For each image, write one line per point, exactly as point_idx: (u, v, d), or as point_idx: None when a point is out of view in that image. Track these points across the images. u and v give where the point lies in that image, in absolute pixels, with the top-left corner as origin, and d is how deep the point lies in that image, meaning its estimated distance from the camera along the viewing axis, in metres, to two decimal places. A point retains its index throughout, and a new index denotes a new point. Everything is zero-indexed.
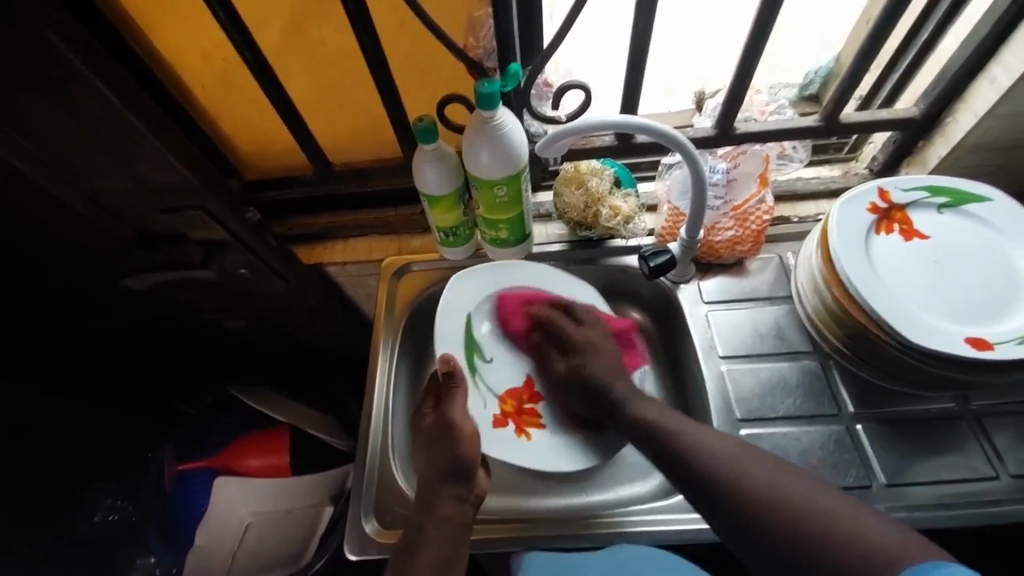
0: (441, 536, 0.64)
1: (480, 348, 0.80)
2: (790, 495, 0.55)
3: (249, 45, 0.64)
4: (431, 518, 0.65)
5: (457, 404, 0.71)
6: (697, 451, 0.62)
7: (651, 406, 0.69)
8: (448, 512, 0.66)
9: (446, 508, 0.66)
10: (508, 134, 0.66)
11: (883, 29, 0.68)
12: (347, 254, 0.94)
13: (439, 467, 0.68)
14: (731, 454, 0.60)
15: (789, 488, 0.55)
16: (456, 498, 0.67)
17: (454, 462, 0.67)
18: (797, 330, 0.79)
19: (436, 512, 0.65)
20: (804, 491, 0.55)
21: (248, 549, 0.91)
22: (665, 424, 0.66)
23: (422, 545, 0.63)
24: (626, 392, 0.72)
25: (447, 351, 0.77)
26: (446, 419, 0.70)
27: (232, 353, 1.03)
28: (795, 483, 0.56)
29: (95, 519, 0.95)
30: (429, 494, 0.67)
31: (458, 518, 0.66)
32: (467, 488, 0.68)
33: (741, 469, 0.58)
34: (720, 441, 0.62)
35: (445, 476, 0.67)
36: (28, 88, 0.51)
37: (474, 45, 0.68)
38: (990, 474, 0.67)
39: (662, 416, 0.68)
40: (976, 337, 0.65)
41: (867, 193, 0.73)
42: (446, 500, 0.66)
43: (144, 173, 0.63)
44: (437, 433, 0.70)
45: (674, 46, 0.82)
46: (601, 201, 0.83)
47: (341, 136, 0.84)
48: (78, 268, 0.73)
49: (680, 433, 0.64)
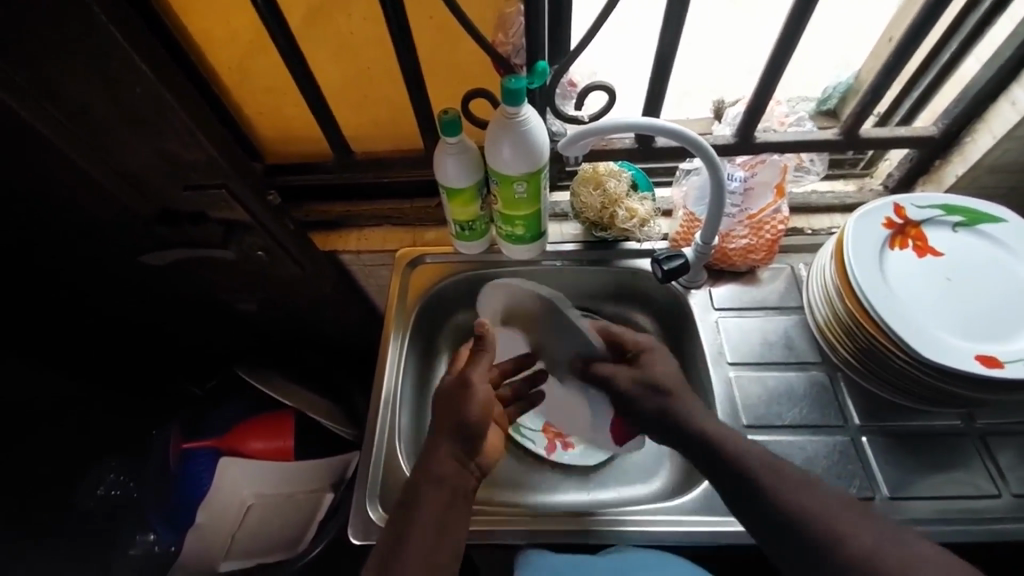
0: (438, 497, 0.61)
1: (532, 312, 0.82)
2: (829, 506, 0.54)
3: (284, 31, 0.65)
4: (428, 474, 0.63)
5: (479, 366, 0.69)
6: (728, 443, 0.61)
7: (743, 440, 0.62)
8: (446, 473, 0.63)
9: (443, 470, 0.63)
10: (531, 131, 0.67)
11: (907, 47, 0.68)
12: (362, 243, 0.95)
13: (446, 425, 0.66)
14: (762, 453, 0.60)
15: (773, 473, 0.57)
16: (456, 460, 0.65)
17: (462, 423, 0.65)
18: (806, 341, 0.79)
19: (432, 472, 0.63)
20: (769, 462, 0.59)
21: (248, 529, 0.92)
22: (758, 463, 0.59)
23: (418, 506, 0.61)
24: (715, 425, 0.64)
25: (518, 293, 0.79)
26: (463, 378, 0.67)
27: (242, 336, 1.03)
28: (777, 468, 0.58)
29: (98, 493, 0.96)
30: (430, 450, 0.65)
31: (455, 481, 0.63)
32: (473, 451, 0.66)
33: (793, 486, 0.56)
34: (713, 418, 0.65)
35: (451, 431, 0.65)
36: (68, 61, 0.52)
37: (503, 41, 0.68)
38: (993, 493, 0.67)
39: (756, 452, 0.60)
40: (986, 355, 0.65)
41: (883, 208, 0.74)
42: (446, 458, 0.64)
43: (171, 151, 0.63)
44: (450, 394, 0.67)
45: (697, 53, 0.83)
46: (618, 202, 0.84)
47: (364, 125, 0.85)
48: (100, 243, 0.74)
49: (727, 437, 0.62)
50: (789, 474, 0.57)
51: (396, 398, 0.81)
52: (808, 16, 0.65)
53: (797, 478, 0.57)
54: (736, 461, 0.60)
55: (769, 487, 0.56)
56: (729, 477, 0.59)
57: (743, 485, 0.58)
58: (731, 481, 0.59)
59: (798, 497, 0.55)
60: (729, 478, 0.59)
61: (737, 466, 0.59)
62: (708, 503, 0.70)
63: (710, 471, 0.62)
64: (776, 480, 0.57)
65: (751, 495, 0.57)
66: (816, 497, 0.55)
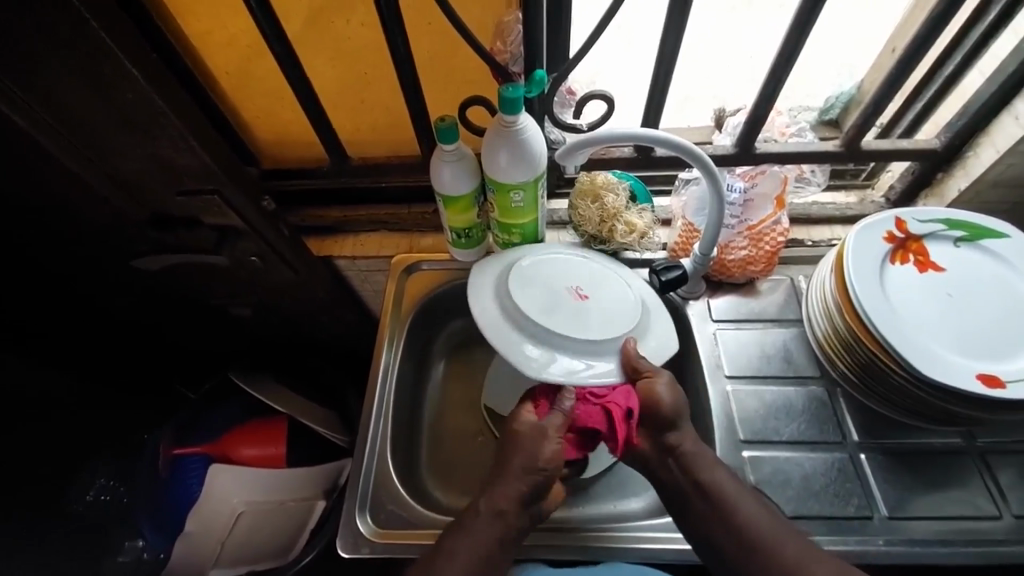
0: (484, 547, 0.58)
1: (581, 280, 0.71)
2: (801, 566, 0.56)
3: (279, 37, 0.64)
4: (478, 519, 0.59)
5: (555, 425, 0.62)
6: (711, 477, 0.60)
7: (716, 471, 0.61)
8: (499, 520, 0.59)
9: (500, 516, 0.59)
10: (529, 140, 0.66)
11: (910, 60, 0.68)
12: (358, 248, 0.94)
13: (513, 473, 0.60)
14: (738, 490, 0.60)
15: (752, 524, 0.58)
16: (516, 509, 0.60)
17: (534, 475, 0.60)
18: (806, 355, 0.78)
19: (484, 514, 0.59)
20: (723, 483, 0.60)
21: (237, 539, 0.90)
22: (733, 501, 0.59)
23: (455, 555, 0.58)
24: (695, 450, 0.62)
25: (614, 279, 0.72)
26: (539, 433, 0.62)
27: (236, 341, 1.02)
28: (755, 515, 0.59)
29: (88, 498, 0.95)
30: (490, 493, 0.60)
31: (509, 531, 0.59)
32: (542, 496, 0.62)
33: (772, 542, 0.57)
34: (689, 432, 0.63)
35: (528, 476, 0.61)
36: (56, 64, 0.51)
37: (500, 49, 0.68)
38: (993, 514, 0.66)
39: (733, 488, 0.60)
40: (988, 374, 0.64)
41: (884, 222, 0.73)
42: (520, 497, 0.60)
43: (164, 156, 0.62)
44: (523, 444, 0.62)
45: (698, 63, 0.82)
46: (616, 216, 0.82)
47: (362, 131, 0.84)
48: (91, 248, 0.74)
49: (710, 469, 0.61)
50: (737, 494, 0.60)
51: (391, 413, 0.79)
52: (814, 22, 0.63)
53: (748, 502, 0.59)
54: (695, 484, 0.60)
55: (717, 508, 0.59)
56: (704, 515, 0.59)
57: (697, 503, 0.60)
58: (704, 519, 0.59)
59: (766, 546, 0.57)
60: (703, 514, 0.59)
61: (713, 499, 0.59)
62: None
63: (676, 507, 0.61)
64: (732, 502, 0.59)
65: (719, 542, 0.58)
66: (788, 549, 0.57)
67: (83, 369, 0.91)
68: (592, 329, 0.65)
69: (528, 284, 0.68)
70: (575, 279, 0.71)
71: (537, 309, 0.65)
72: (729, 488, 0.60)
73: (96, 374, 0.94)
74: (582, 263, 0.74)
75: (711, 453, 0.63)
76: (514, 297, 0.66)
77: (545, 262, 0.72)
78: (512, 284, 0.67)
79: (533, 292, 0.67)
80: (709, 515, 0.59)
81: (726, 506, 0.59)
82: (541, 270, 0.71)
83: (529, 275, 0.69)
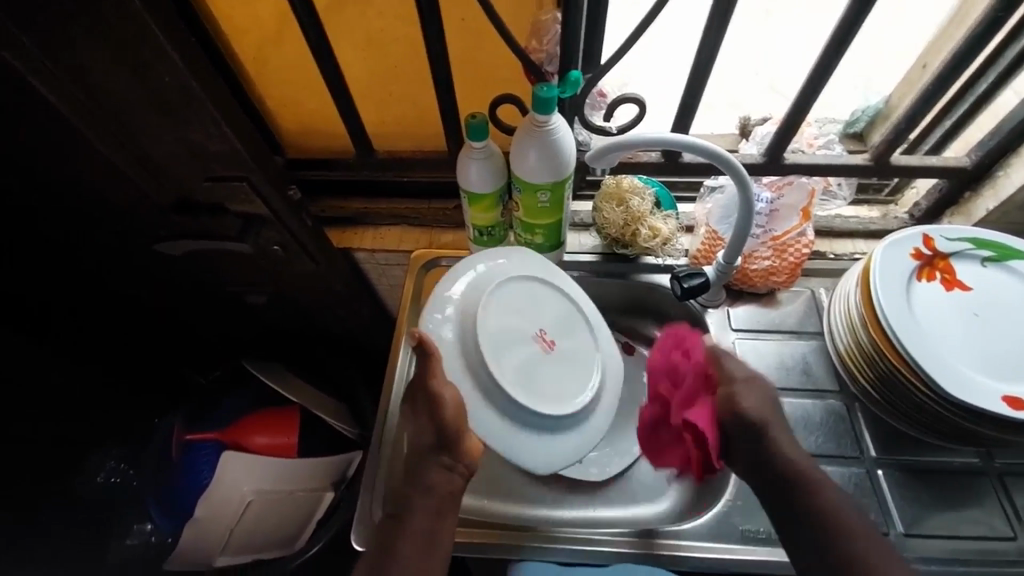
0: (429, 505, 0.63)
1: (540, 314, 0.73)
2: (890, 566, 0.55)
3: (315, 25, 0.64)
4: (418, 487, 0.63)
5: (438, 372, 0.63)
6: (808, 474, 0.60)
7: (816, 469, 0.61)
8: (435, 481, 0.63)
9: (434, 479, 0.63)
10: (560, 141, 0.66)
11: (948, 77, 0.68)
12: (376, 241, 0.94)
13: (426, 433, 0.64)
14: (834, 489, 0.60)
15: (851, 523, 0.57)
16: (444, 466, 0.64)
17: (439, 434, 0.63)
18: (825, 368, 0.78)
19: (423, 480, 0.63)
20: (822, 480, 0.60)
21: (245, 527, 0.90)
22: (833, 501, 0.58)
23: (410, 517, 0.62)
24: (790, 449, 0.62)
25: (570, 309, 0.75)
26: (428, 388, 0.63)
27: (250, 330, 1.02)
28: (853, 515, 0.58)
29: (98, 479, 0.97)
30: (418, 464, 0.65)
31: (446, 487, 0.64)
32: (456, 457, 0.64)
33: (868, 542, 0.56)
34: (786, 434, 0.64)
35: (430, 448, 0.64)
36: (95, 44, 0.51)
37: (537, 48, 0.67)
38: (1009, 535, 0.66)
39: (831, 487, 0.60)
40: (1011, 396, 0.64)
41: (911, 238, 0.73)
42: (434, 473, 0.63)
43: (195, 140, 0.62)
44: (421, 402, 0.64)
45: (731, 70, 0.82)
46: (640, 220, 0.82)
47: (389, 124, 0.84)
48: (112, 231, 0.73)
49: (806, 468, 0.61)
50: (840, 498, 0.59)
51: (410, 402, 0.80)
52: (863, 19, 0.61)
53: (845, 512, 0.58)
54: (796, 476, 0.60)
55: (818, 505, 0.58)
56: (806, 512, 0.58)
57: (791, 504, 0.60)
58: (802, 518, 0.58)
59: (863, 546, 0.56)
60: (802, 513, 0.59)
61: (809, 493, 0.59)
62: (717, 526, 0.70)
63: (776, 505, 0.61)
64: (833, 506, 0.58)
65: (818, 541, 0.57)
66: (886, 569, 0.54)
67: (98, 349, 0.91)
68: (556, 384, 0.69)
69: (496, 333, 0.67)
70: (536, 314, 0.72)
71: (510, 371, 0.66)
72: (824, 484, 0.60)
73: (108, 357, 0.93)
74: (545, 286, 0.74)
75: (807, 452, 0.63)
76: (487, 353, 0.65)
77: (510, 291, 0.72)
78: (487, 351, 0.65)
79: (504, 349, 0.67)
80: (811, 512, 0.58)
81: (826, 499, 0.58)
82: (503, 311, 0.69)
83: (498, 319, 0.68)
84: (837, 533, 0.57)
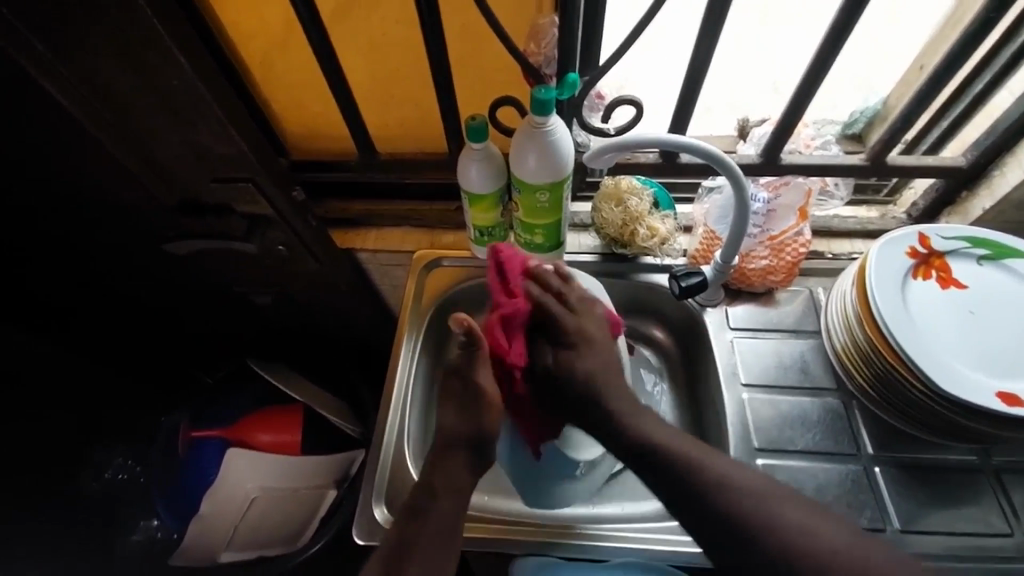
0: (448, 504, 0.62)
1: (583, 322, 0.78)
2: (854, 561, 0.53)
3: (319, 30, 0.65)
4: (437, 480, 0.63)
5: (484, 365, 0.65)
6: (731, 480, 0.58)
7: (738, 468, 0.59)
8: (460, 481, 0.63)
9: (458, 479, 0.63)
10: (558, 142, 0.67)
11: (940, 77, 0.68)
12: (379, 242, 0.95)
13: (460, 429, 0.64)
14: (763, 487, 0.58)
15: (788, 526, 0.55)
16: (469, 465, 0.64)
17: (478, 432, 0.64)
18: (823, 367, 0.79)
19: (449, 479, 0.63)
20: (731, 473, 0.59)
21: (249, 524, 0.91)
22: (751, 498, 0.56)
23: (429, 515, 0.61)
24: (698, 452, 0.60)
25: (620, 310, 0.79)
26: (472, 380, 0.64)
27: (255, 330, 1.04)
28: (793, 511, 0.56)
29: (105, 476, 1.00)
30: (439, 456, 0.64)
31: (466, 487, 0.64)
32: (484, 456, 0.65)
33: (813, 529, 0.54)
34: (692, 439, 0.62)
35: (461, 443, 0.64)
36: (107, 48, 0.53)
37: (535, 51, 0.68)
38: (1005, 531, 0.67)
39: (744, 476, 0.58)
40: (1007, 393, 0.64)
41: (907, 237, 0.73)
42: (460, 468, 0.64)
43: (201, 142, 0.64)
44: (463, 395, 0.65)
45: (728, 71, 0.83)
46: (639, 220, 0.83)
47: (392, 126, 0.85)
48: (121, 232, 0.75)
49: (730, 475, 0.58)
50: (782, 501, 0.57)
51: (411, 402, 0.82)
52: (859, 15, 0.62)
53: (728, 488, 0.57)
54: (713, 480, 0.58)
55: (757, 510, 0.56)
56: (727, 516, 0.56)
57: (714, 511, 0.57)
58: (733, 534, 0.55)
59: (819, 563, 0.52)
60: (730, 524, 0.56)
61: (732, 498, 0.57)
62: None
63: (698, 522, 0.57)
64: (773, 504, 0.56)
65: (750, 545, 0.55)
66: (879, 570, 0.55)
67: (106, 347, 0.94)
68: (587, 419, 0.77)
69: None
70: None
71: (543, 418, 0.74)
72: (748, 484, 0.58)
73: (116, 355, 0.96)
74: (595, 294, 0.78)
75: (725, 454, 0.61)
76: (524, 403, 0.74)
77: None
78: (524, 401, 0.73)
79: None
80: (748, 515, 0.56)
81: (756, 497, 0.57)
82: None
83: None
84: (766, 536, 0.54)
